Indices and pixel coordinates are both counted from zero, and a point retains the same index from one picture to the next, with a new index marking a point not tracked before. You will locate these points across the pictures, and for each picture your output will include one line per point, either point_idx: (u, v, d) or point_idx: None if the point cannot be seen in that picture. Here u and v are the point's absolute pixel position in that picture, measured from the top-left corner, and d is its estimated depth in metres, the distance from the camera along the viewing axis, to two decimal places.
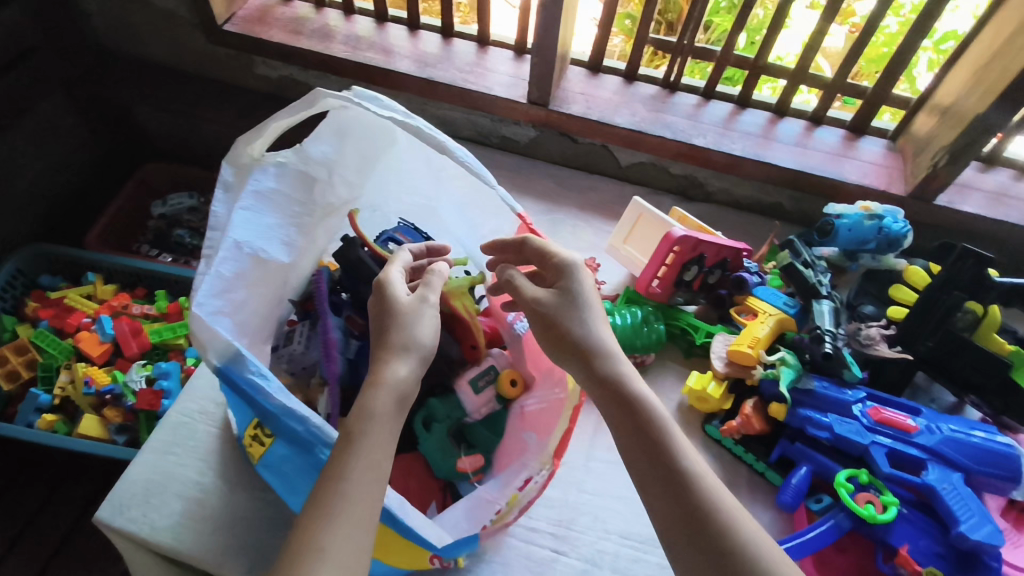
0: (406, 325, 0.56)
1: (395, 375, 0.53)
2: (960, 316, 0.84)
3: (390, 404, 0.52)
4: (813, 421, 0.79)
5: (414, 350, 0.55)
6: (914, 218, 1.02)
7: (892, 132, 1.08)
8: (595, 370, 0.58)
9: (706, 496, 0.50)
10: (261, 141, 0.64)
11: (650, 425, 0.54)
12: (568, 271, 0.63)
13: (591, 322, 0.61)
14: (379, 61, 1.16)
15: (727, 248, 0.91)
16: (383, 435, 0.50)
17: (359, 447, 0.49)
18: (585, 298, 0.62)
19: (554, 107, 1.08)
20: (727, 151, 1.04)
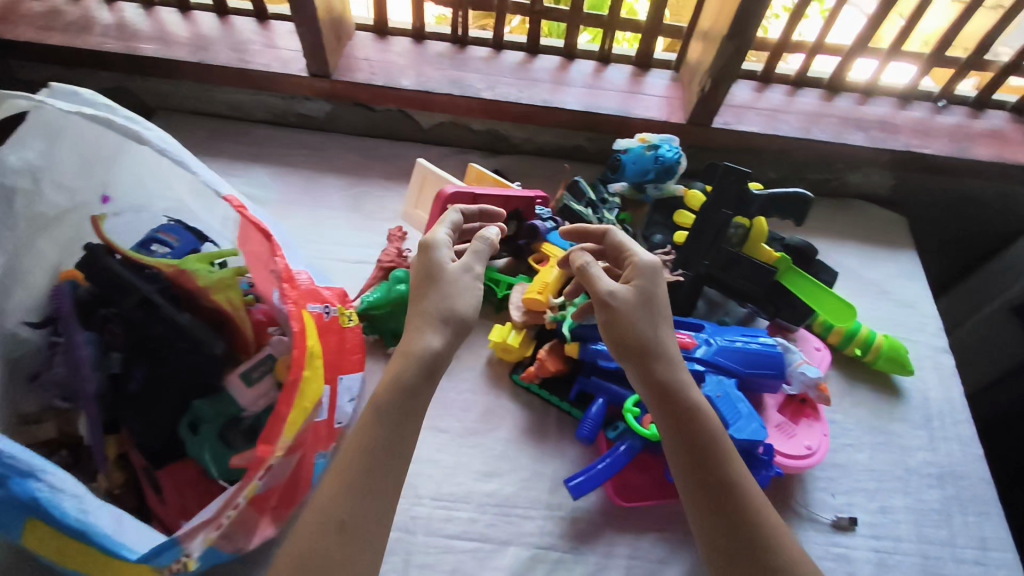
0: (442, 300, 0.62)
1: (433, 353, 0.59)
2: (731, 233, 0.89)
3: (418, 378, 0.59)
4: (603, 353, 0.82)
5: (448, 322, 0.61)
6: (700, 144, 1.07)
7: (674, 63, 1.11)
8: (654, 370, 0.61)
9: (746, 503, 0.57)
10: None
11: (699, 426, 0.59)
12: (650, 275, 0.65)
13: (661, 326, 0.63)
14: (147, 49, 1.07)
15: (516, 198, 0.92)
16: (409, 416, 0.58)
17: (386, 433, 0.57)
18: (660, 304, 0.64)
19: (338, 77, 1.04)
20: (514, 100, 1.04)
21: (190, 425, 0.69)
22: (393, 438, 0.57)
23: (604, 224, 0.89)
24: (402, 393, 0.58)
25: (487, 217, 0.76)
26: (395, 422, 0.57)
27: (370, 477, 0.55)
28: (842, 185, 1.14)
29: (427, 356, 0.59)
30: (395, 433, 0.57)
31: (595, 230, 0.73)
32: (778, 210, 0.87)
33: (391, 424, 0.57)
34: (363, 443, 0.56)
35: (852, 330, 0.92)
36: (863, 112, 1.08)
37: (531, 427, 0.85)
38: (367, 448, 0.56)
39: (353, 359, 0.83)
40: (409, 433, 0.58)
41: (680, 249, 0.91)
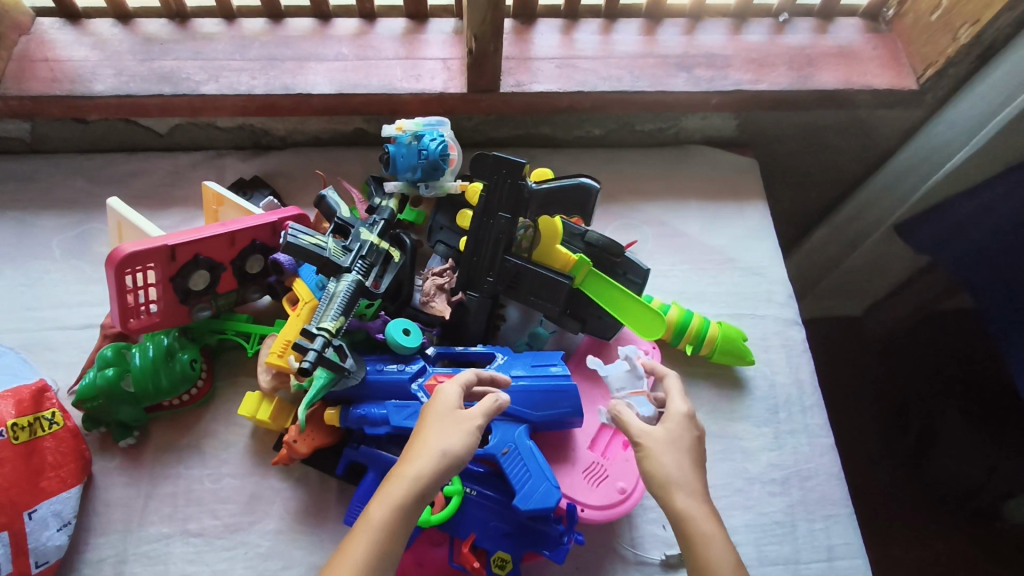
0: (446, 434, 0.56)
1: (427, 488, 0.54)
2: (521, 235, 0.74)
3: (404, 508, 0.53)
4: (369, 418, 0.67)
5: (441, 454, 0.55)
6: (497, 112, 0.87)
7: (455, 8, 0.89)
8: (670, 496, 0.55)
9: None
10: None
11: (690, 524, 0.54)
12: (682, 420, 0.60)
13: (676, 452, 0.57)
14: None
15: (248, 231, 0.72)
16: (396, 548, 0.52)
17: (377, 556, 0.51)
18: (688, 444, 0.59)
19: (7, 91, 0.81)
20: (246, 91, 0.82)
21: None
22: (383, 563, 0.51)
23: (351, 254, 0.70)
24: (397, 510, 0.52)
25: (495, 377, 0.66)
26: (389, 542, 0.52)
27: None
28: (681, 132, 0.96)
29: (424, 487, 0.53)
30: (385, 560, 0.51)
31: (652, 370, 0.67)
32: (563, 206, 0.71)
33: (381, 546, 0.51)
34: (356, 556, 0.50)
35: (682, 323, 0.79)
36: (691, 44, 0.89)
37: (304, 510, 0.71)
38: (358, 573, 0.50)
39: (58, 476, 0.66)
40: (396, 560, 0.52)
41: (460, 265, 0.74)
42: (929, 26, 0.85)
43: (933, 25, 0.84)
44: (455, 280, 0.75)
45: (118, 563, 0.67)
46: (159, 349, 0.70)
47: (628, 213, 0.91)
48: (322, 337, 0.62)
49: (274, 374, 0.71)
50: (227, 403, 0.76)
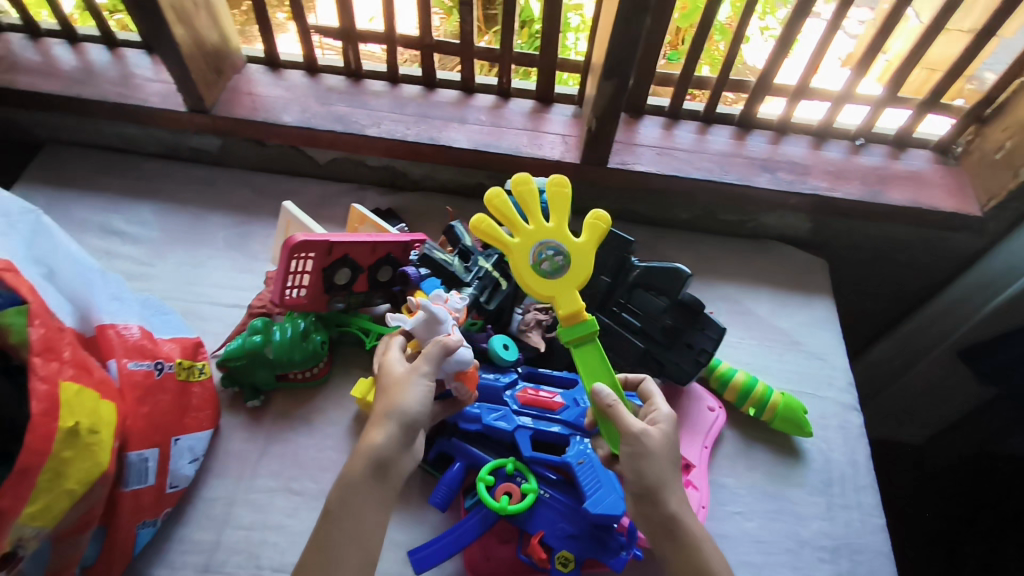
0: (402, 395, 0.63)
1: (385, 453, 0.59)
2: (547, 256, 0.68)
3: (374, 473, 0.59)
4: (464, 414, 0.77)
5: (397, 418, 0.61)
6: (601, 184, 1.01)
7: (577, 98, 1.06)
8: (657, 498, 0.60)
9: None
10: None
11: (698, 561, 0.59)
12: (671, 425, 0.64)
13: (668, 460, 0.61)
14: (26, 83, 1.03)
15: (387, 244, 0.86)
16: (373, 511, 0.58)
17: (352, 526, 0.57)
18: (672, 455, 0.62)
19: (217, 112, 1.01)
20: (400, 137, 1.00)
21: None
22: (362, 526, 0.57)
23: (470, 273, 0.84)
24: (364, 479, 0.58)
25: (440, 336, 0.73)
26: (360, 512, 0.58)
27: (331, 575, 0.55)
28: (759, 227, 1.07)
29: (385, 448, 0.60)
30: (365, 519, 0.58)
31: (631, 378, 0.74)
32: (657, 285, 0.81)
33: (354, 516, 0.57)
34: (333, 532, 0.56)
35: (747, 386, 0.86)
36: (776, 152, 1.03)
37: None
38: (336, 545, 0.56)
39: (198, 417, 0.78)
40: (377, 518, 0.58)
41: (557, 311, 0.84)
42: (994, 164, 0.96)
43: (997, 162, 0.95)
44: (549, 320, 0.84)
45: (229, 504, 0.78)
46: (298, 330, 0.84)
47: (704, 288, 1.02)
48: (445, 328, 0.79)
49: None
50: (339, 389, 0.88)
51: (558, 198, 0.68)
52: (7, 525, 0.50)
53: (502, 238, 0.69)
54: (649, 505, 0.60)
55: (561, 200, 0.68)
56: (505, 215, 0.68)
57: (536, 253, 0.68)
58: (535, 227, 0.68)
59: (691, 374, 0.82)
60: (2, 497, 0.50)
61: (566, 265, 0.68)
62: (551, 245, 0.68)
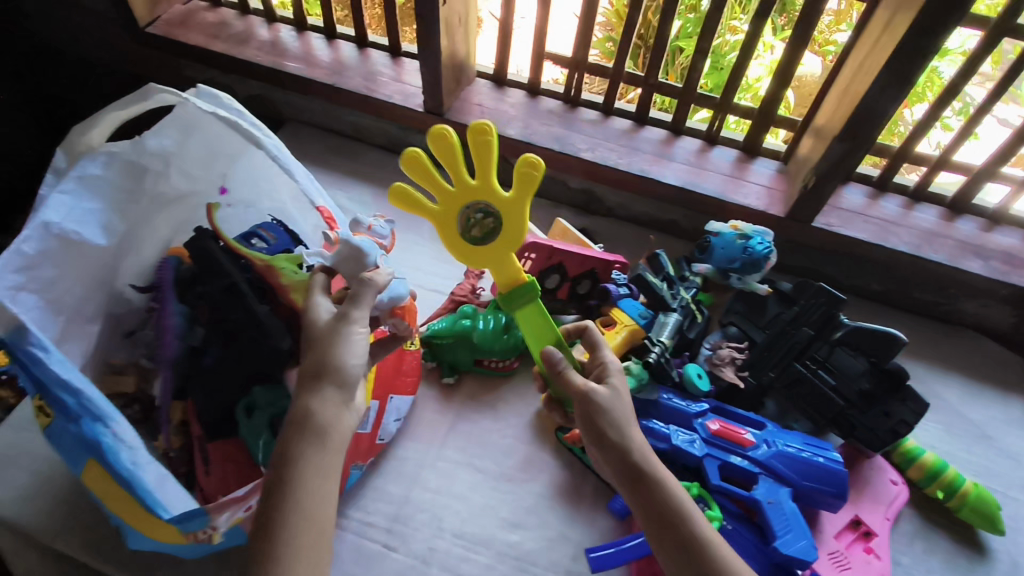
0: (339, 351, 0.58)
1: (322, 417, 0.55)
2: (476, 219, 0.65)
3: (310, 440, 0.54)
4: (653, 432, 0.80)
5: (333, 376, 0.57)
6: (798, 241, 1.03)
7: (783, 155, 1.07)
8: (626, 456, 0.59)
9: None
10: (98, 131, 0.66)
11: (678, 519, 0.56)
12: (620, 376, 0.64)
13: (628, 413, 0.62)
14: (292, 67, 1.18)
15: (594, 260, 0.92)
16: (322, 476, 0.53)
17: (296, 501, 0.51)
18: (629, 407, 0.62)
19: (450, 117, 1.10)
20: (612, 164, 1.06)
21: (245, 408, 0.73)
22: (312, 495, 0.52)
23: (677, 300, 0.87)
24: (303, 444, 0.54)
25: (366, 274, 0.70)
26: (303, 482, 0.52)
27: (287, 551, 0.49)
28: (956, 312, 1.04)
29: (321, 413, 0.55)
30: (316, 490, 0.53)
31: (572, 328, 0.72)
32: (868, 348, 0.80)
33: (295, 488, 0.52)
34: (279, 507, 0.51)
35: (937, 468, 0.84)
36: (987, 240, 1.01)
37: (566, 488, 0.84)
38: (282, 516, 0.51)
39: (406, 381, 0.85)
40: (325, 492, 0.53)
41: (750, 351, 0.86)
42: None
43: None
44: (742, 359, 0.86)
45: (420, 466, 0.85)
46: (500, 323, 0.90)
47: None
48: (660, 347, 0.84)
49: None
50: (523, 384, 0.94)
51: (481, 151, 0.62)
52: None
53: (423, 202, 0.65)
54: (616, 460, 0.60)
55: (487, 151, 0.63)
56: (422, 176, 0.64)
57: (464, 216, 0.66)
58: (466, 185, 0.65)
59: (886, 443, 0.82)
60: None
61: (497, 228, 0.66)
62: (480, 206, 0.65)
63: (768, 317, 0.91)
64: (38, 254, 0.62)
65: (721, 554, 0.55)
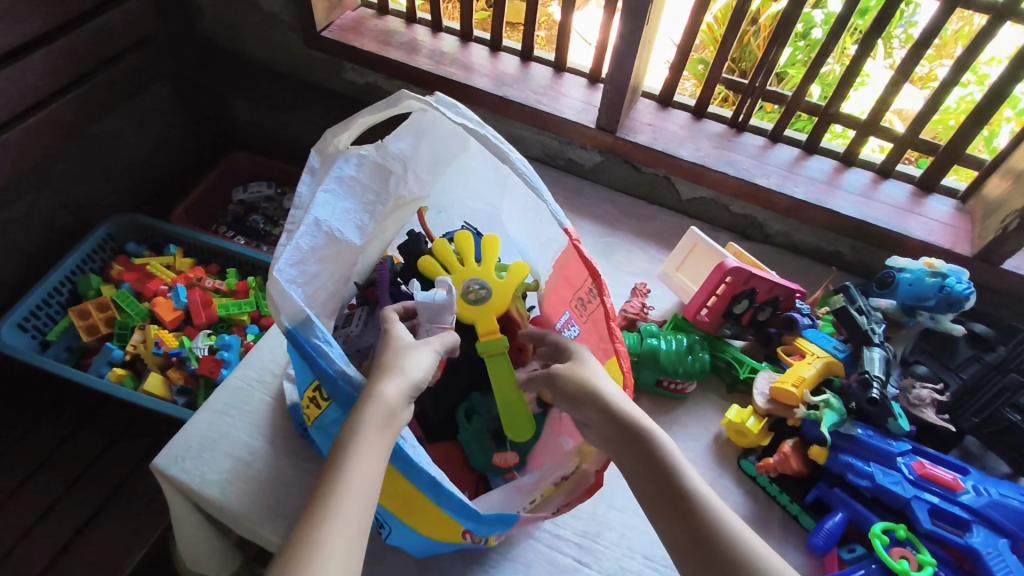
0: (414, 359, 0.58)
1: (389, 397, 0.53)
2: (473, 290, 0.77)
3: (374, 417, 0.52)
4: (854, 468, 0.78)
5: (407, 379, 0.56)
6: (979, 281, 1.01)
7: (962, 193, 1.06)
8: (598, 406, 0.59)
9: (707, 511, 0.51)
10: (349, 133, 0.68)
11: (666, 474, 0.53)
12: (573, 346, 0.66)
13: (593, 370, 0.62)
14: (459, 76, 1.21)
15: (781, 287, 0.90)
16: (379, 450, 0.50)
17: (352, 467, 0.48)
18: (591, 362, 0.63)
19: (621, 135, 1.12)
20: (790, 193, 1.05)
21: (465, 413, 0.75)
22: (367, 458, 0.49)
23: (879, 335, 0.85)
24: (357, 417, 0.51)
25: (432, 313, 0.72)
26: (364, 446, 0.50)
27: (335, 508, 0.46)
28: None
29: (391, 399, 0.53)
30: (372, 451, 0.50)
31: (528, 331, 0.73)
32: None
33: (356, 457, 0.49)
34: (332, 469, 0.48)
35: None
36: None
37: (753, 519, 0.82)
38: (337, 471, 0.48)
39: None
40: (376, 465, 0.49)
41: (952, 393, 0.84)
42: None
43: None
44: (943, 401, 0.84)
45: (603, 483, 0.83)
46: (683, 345, 0.90)
47: None
48: (879, 381, 0.80)
49: (771, 401, 0.85)
50: (698, 407, 0.92)
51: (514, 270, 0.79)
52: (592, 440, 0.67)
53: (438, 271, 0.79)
54: (592, 417, 0.60)
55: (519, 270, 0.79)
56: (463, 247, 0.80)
57: (465, 286, 0.78)
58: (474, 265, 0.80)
59: None
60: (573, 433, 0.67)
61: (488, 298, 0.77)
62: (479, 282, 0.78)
63: (961, 364, 0.89)
64: (309, 250, 0.65)
65: (728, 524, 0.51)
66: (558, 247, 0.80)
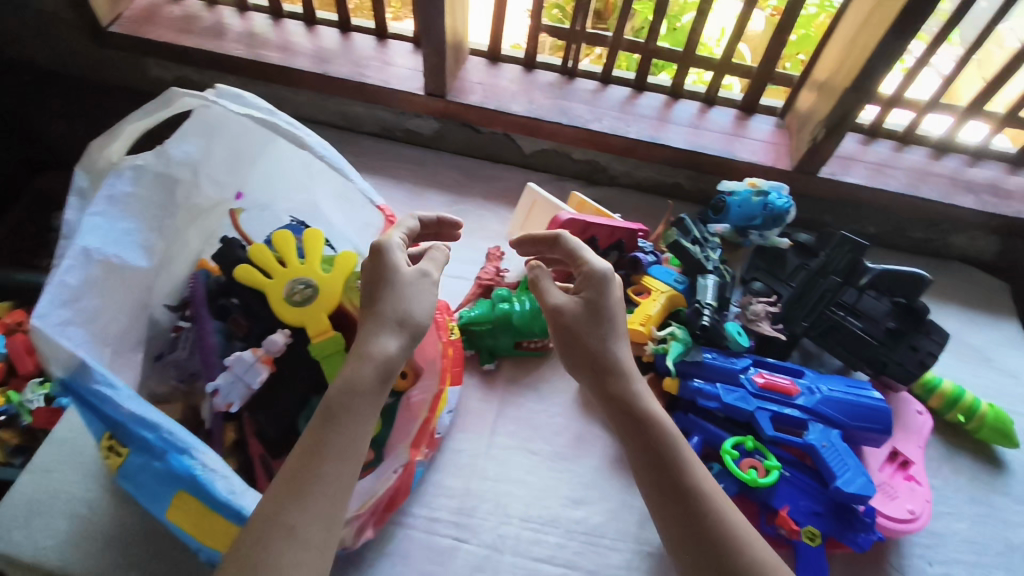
0: (415, 301, 0.59)
1: (381, 356, 0.55)
2: (299, 290, 0.74)
3: (370, 382, 0.54)
4: (703, 392, 0.82)
5: (409, 328, 0.58)
6: (802, 192, 1.06)
7: (780, 110, 1.11)
8: (603, 379, 0.63)
9: (712, 508, 0.55)
10: (119, 143, 0.62)
11: (665, 446, 0.58)
12: (599, 282, 0.64)
13: (611, 331, 0.64)
14: (273, 57, 1.12)
15: (621, 230, 0.93)
16: (354, 426, 0.52)
17: (332, 446, 0.51)
18: (608, 312, 0.64)
19: (452, 98, 1.08)
20: (623, 133, 1.06)
21: (309, 420, 0.71)
22: (350, 432, 0.52)
23: (710, 262, 0.89)
24: (344, 394, 0.53)
25: (445, 227, 0.74)
26: (344, 433, 0.52)
27: (309, 493, 0.48)
28: (946, 247, 1.11)
29: (383, 361, 0.55)
30: (354, 426, 0.52)
31: (545, 236, 0.71)
32: (894, 288, 0.85)
33: (335, 434, 0.51)
34: (308, 451, 0.50)
35: (955, 395, 0.90)
36: (973, 174, 1.07)
37: (621, 459, 0.85)
38: (319, 457, 0.50)
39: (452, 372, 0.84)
40: (356, 439, 0.52)
41: (783, 303, 0.89)
42: None
43: None
44: (776, 312, 0.89)
45: (474, 456, 0.84)
46: (535, 304, 0.90)
47: None
48: (710, 309, 0.84)
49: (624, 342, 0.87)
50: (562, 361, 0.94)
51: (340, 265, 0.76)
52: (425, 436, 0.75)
53: (261, 278, 0.74)
54: (599, 392, 0.63)
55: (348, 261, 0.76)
56: (283, 249, 0.75)
57: (289, 287, 0.74)
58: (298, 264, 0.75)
59: (916, 375, 0.85)
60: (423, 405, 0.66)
61: (315, 296, 0.73)
62: (304, 280, 0.74)
63: (790, 274, 0.94)
64: (81, 284, 0.58)
65: (728, 520, 0.55)
66: (377, 229, 0.82)
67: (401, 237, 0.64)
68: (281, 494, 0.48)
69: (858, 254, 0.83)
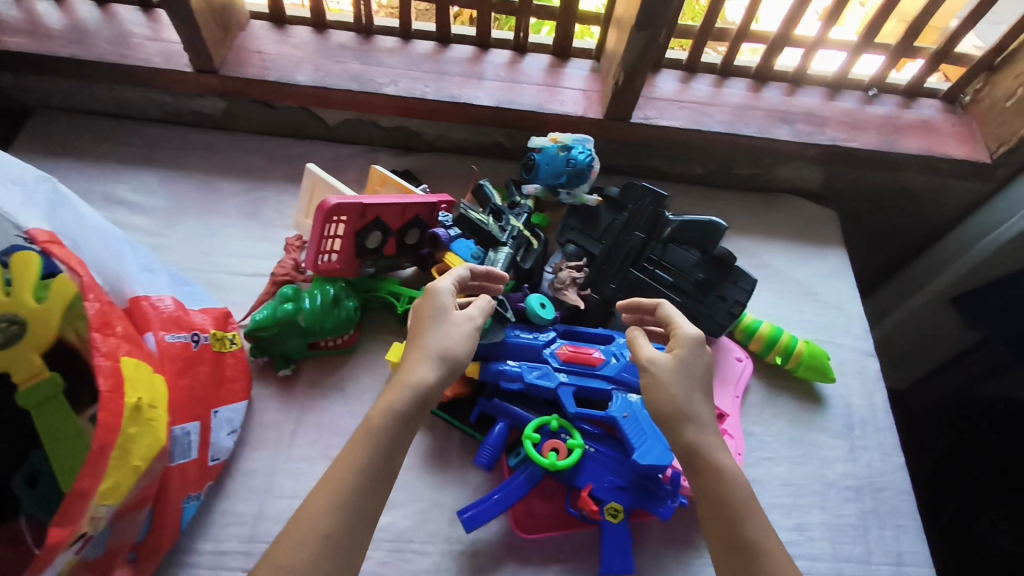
0: (446, 340, 0.63)
1: (422, 385, 0.60)
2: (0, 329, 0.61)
3: (407, 408, 0.59)
4: (505, 374, 0.78)
5: (443, 361, 0.62)
6: (621, 139, 1.01)
7: (595, 52, 1.04)
8: (680, 428, 0.61)
9: (772, 563, 0.54)
10: None
11: (733, 497, 0.57)
12: (695, 345, 0.65)
13: (696, 385, 0.63)
14: (5, 43, 0.94)
15: (415, 206, 0.85)
16: (390, 454, 0.57)
17: (366, 464, 0.56)
18: (696, 369, 0.64)
19: (226, 73, 0.95)
20: (419, 96, 0.96)
21: (26, 478, 0.64)
22: (384, 461, 0.57)
23: (505, 233, 0.82)
24: (391, 418, 0.58)
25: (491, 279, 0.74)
26: (381, 455, 0.57)
27: (343, 504, 0.54)
28: (772, 180, 1.09)
29: (419, 391, 0.60)
30: (388, 453, 0.57)
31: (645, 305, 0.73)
32: (694, 240, 0.83)
33: (375, 454, 0.57)
34: (344, 465, 0.56)
35: (773, 337, 0.89)
36: (791, 103, 1.03)
37: (432, 454, 0.80)
38: (357, 470, 0.56)
39: (233, 389, 0.77)
40: (391, 463, 0.58)
41: (591, 267, 0.86)
42: (1003, 111, 0.98)
43: (1006, 111, 0.97)
44: (583, 277, 0.85)
45: (269, 475, 0.77)
46: (328, 296, 0.82)
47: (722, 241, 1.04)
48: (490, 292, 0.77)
49: None
50: (371, 355, 0.87)
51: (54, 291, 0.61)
52: (83, 507, 0.49)
53: None
54: (676, 441, 0.61)
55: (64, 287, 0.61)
56: None
57: None
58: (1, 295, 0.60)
59: (725, 326, 0.83)
60: (82, 477, 0.50)
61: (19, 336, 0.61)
62: (8, 317, 0.60)
63: (602, 236, 0.88)
64: None
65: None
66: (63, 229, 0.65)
67: (456, 284, 0.69)
68: (315, 498, 0.54)
69: (658, 209, 0.83)
